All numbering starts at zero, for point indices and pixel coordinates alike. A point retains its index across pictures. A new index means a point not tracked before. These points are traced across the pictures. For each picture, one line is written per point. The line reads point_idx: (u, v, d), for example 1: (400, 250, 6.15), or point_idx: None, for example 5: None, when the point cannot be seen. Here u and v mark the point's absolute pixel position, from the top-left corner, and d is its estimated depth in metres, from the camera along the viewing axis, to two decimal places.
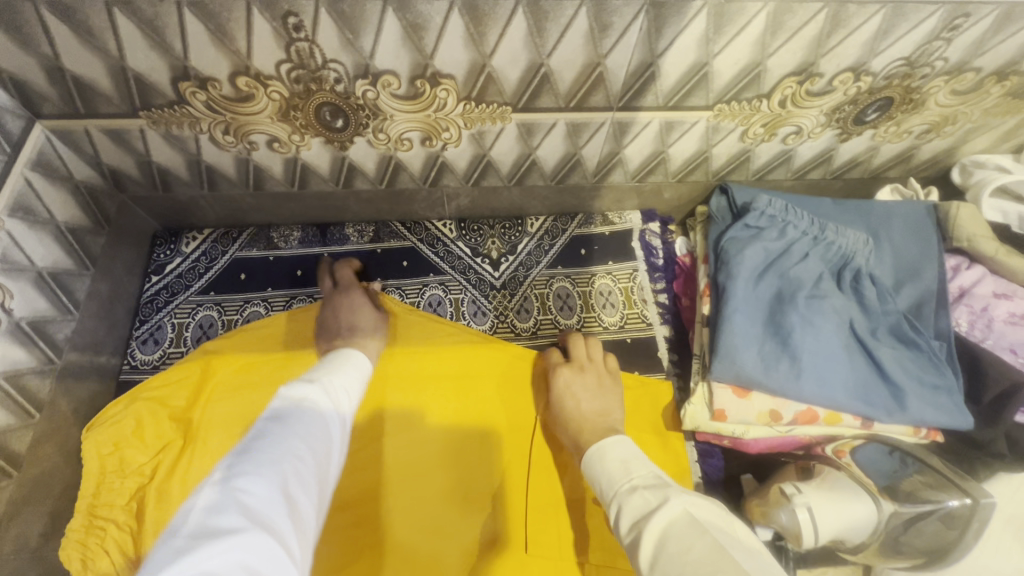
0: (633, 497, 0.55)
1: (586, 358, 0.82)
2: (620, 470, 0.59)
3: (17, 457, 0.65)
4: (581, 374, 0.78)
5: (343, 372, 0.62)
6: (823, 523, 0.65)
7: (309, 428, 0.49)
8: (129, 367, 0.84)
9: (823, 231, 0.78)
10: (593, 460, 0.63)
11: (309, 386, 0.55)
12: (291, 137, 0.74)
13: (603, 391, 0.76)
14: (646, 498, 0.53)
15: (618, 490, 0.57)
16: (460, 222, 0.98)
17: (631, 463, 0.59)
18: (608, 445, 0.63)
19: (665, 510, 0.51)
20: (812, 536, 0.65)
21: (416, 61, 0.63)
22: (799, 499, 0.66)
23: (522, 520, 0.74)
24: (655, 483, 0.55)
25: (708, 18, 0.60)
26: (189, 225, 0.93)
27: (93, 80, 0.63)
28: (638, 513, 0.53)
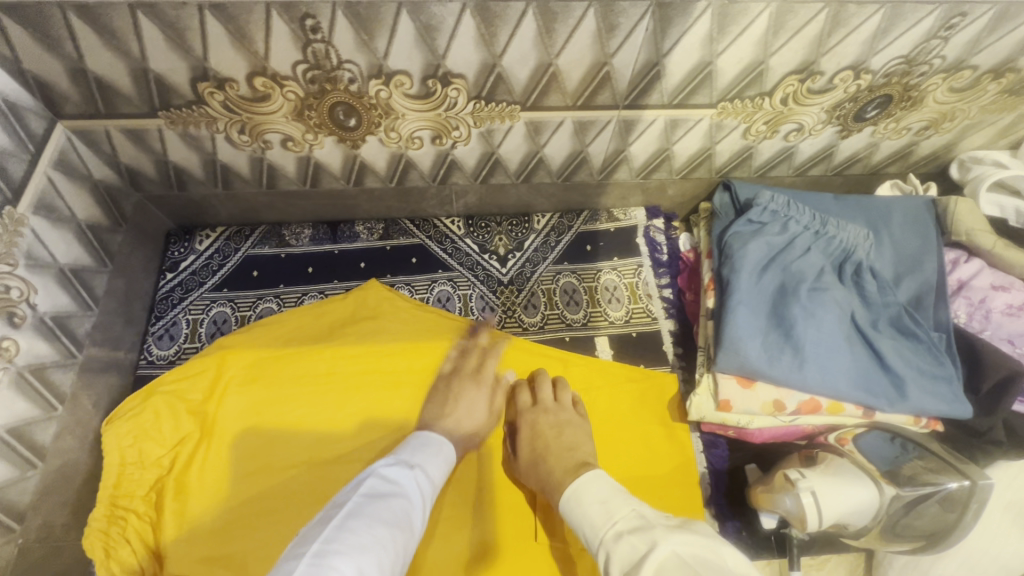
0: (620, 544, 0.53)
1: (552, 399, 0.82)
2: (602, 512, 0.58)
3: (43, 448, 0.66)
4: (544, 415, 0.79)
5: (426, 451, 0.68)
6: (828, 507, 0.67)
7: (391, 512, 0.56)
8: (145, 362, 0.86)
9: (824, 226, 0.80)
10: (571, 506, 0.62)
11: (403, 471, 0.63)
12: (305, 136, 0.76)
13: (567, 426, 0.77)
14: (633, 545, 0.52)
15: (603, 538, 0.55)
16: (468, 219, 1.00)
17: (611, 505, 0.58)
18: (581, 490, 0.62)
19: (652, 558, 0.49)
20: (817, 521, 0.67)
21: (428, 61, 0.65)
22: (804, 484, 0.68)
23: (508, 527, 0.77)
24: (639, 524, 0.54)
25: (713, 18, 0.62)
26: (202, 223, 0.95)
27: (115, 81, 0.65)
28: (627, 561, 0.51)
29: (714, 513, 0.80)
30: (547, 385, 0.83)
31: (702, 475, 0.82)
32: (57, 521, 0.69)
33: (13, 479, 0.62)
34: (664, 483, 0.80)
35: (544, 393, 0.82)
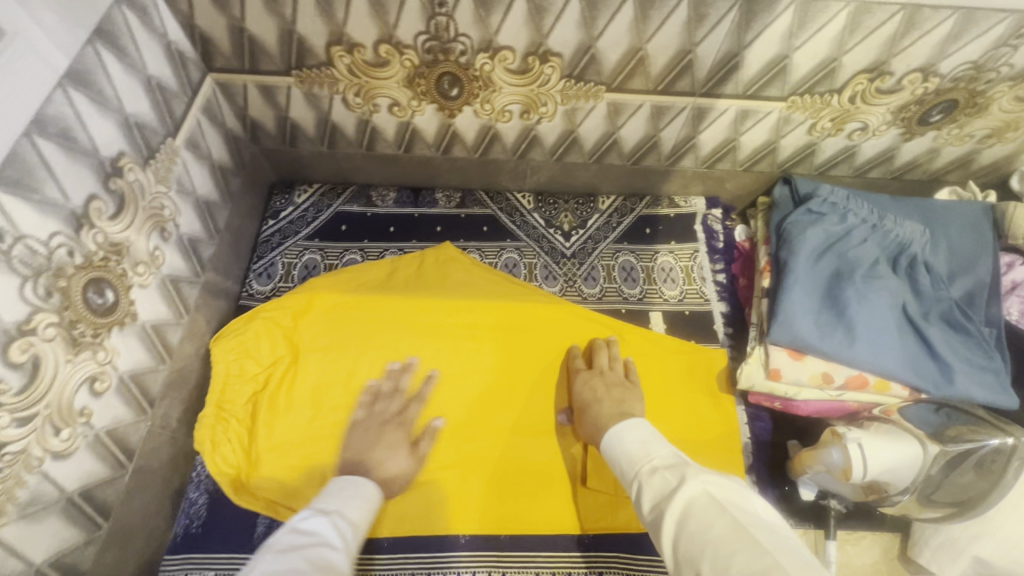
0: (654, 476, 0.60)
1: (608, 366, 0.87)
2: (641, 450, 0.65)
3: (171, 348, 0.77)
4: (598, 377, 0.84)
5: (349, 500, 0.68)
6: (872, 458, 0.69)
7: (320, 556, 0.55)
8: (246, 295, 0.96)
9: (882, 220, 0.84)
10: (611, 443, 0.69)
11: (322, 520, 0.61)
12: (410, 102, 0.86)
13: (622, 387, 0.82)
14: (666, 478, 0.58)
15: (639, 470, 0.62)
16: (537, 196, 1.08)
17: (650, 445, 0.65)
18: (626, 429, 0.69)
19: (684, 492, 0.55)
20: (862, 470, 0.69)
21: (533, 38, 0.73)
22: (850, 436, 0.71)
23: (548, 469, 0.86)
24: (674, 463, 0.60)
25: (795, 13, 0.68)
26: (301, 179, 1.06)
27: (265, 41, 0.76)
28: (658, 493, 0.57)
29: (755, 480, 0.84)
30: (600, 354, 0.88)
31: (745, 445, 0.86)
32: (174, 415, 0.79)
33: (151, 368, 0.72)
34: (709, 446, 0.85)
35: (600, 361, 0.87)
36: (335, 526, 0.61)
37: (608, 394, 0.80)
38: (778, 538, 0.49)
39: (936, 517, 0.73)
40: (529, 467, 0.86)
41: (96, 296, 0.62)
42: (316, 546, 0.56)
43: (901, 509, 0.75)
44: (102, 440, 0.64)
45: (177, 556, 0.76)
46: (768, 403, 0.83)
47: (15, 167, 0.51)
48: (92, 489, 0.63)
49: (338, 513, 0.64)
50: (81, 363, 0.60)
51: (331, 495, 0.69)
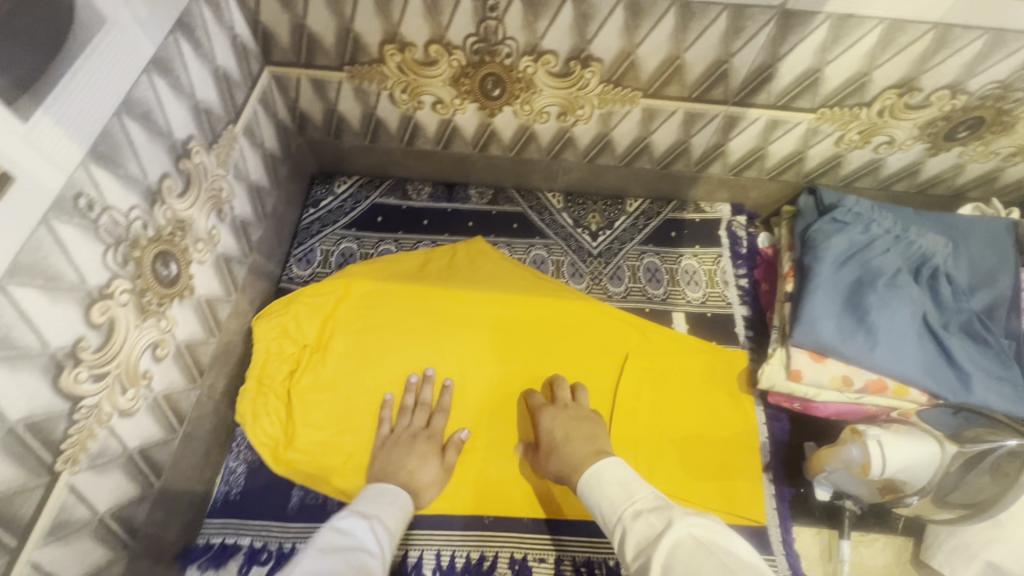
0: (637, 521, 0.60)
1: (569, 400, 0.86)
2: (621, 492, 0.65)
3: (220, 323, 0.81)
4: (563, 411, 0.83)
5: (384, 505, 0.70)
6: (893, 457, 0.71)
7: (356, 564, 0.57)
8: (286, 279, 1.01)
9: (905, 231, 0.87)
10: (589, 482, 0.68)
11: (359, 525, 0.64)
12: (453, 100, 0.90)
13: (588, 421, 0.81)
14: (651, 523, 0.59)
15: (622, 514, 0.62)
16: (567, 196, 1.11)
17: (631, 486, 0.65)
18: (603, 468, 0.68)
19: (668, 537, 0.55)
20: (881, 468, 0.71)
21: (576, 44, 0.77)
22: (872, 435, 0.73)
23: None
24: (657, 506, 0.61)
25: (830, 28, 0.72)
26: (341, 170, 1.10)
27: (323, 38, 0.81)
28: (644, 539, 0.58)
29: (771, 478, 0.86)
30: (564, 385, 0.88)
31: (762, 444, 0.89)
32: (219, 387, 0.83)
33: (203, 340, 0.76)
34: (727, 443, 0.87)
35: (562, 395, 0.87)
36: (373, 532, 0.63)
37: (577, 430, 0.79)
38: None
39: (948, 519, 0.76)
40: None
41: (162, 268, 0.66)
42: (351, 550, 0.59)
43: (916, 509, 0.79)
44: (159, 404, 0.68)
45: (217, 520, 0.81)
46: (787, 404, 0.85)
47: (106, 144, 0.55)
48: (149, 449, 0.67)
49: (376, 518, 0.67)
50: (146, 329, 0.64)
51: (367, 496, 0.72)
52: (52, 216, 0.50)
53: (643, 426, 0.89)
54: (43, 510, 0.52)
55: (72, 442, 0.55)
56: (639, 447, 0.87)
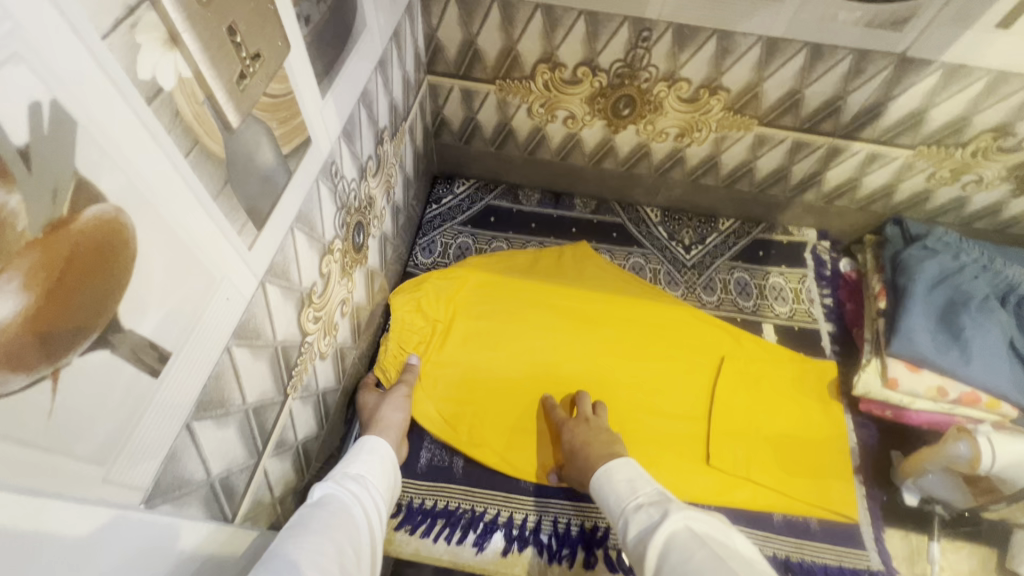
0: (638, 513, 0.68)
1: (590, 413, 0.91)
2: (627, 487, 0.73)
3: (374, 294, 0.91)
4: (585, 423, 0.88)
5: (363, 458, 0.74)
6: (1002, 451, 0.76)
7: (342, 509, 0.61)
8: (410, 265, 1.11)
9: (992, 262, 0.95)
10: (602, 480, 0.76)
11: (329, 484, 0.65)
12: (584, 116, 1.01)
13: (608, 430, 0.87)
14: (649, 514, 0.66)
15: (625, 507, 0.70)
16: (663, 211, 1.21)
17: (636, 482, 0.73)
18: (613, 468, 0.77)
19: (664, 526, 0.63)
20: (990, 461, 0.76)
21: (711, 74, 0.89)
22: (981, 432, 0.79)
23: (673, 448, 0.93)
24: (657, 500, 0.68)
25: (941, 76, 0.82)
26: (461, 173, 1.22)
27: (486, 54, 0.93)
28: (642, 527, 0.66)
29: (862, 480, 0.92)
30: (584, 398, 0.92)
31: (852, 449, 0.95)
32: (363, 351, 0.92)
33: (364, 306, 0.86)
34: (819, 445, 0.94)
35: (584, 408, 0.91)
36: (344, 485, 0.66)
37: (594, 438, 0.85)
38: (748, 567, 0.55)
39: None
40: (656, 443, 0.94)
41: (356, 236, 0.76)
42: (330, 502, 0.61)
43: (1005, 513, 0.85)
44: (337, 355, 0.78)
45: None
46: (880, 411, 0.92)
47: (350, 125, 0.67)
48: (326, 393, 0.76)
49: (349, 474, 0.69)
50: (341, 287, 0.74)
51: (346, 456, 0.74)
52: (320, 177, 0.61)
53: (737, 422, 0.95)
54: (276, 424, 0.61)
55: (297, 369, 0.64)
56: (735, 441, 0.94)
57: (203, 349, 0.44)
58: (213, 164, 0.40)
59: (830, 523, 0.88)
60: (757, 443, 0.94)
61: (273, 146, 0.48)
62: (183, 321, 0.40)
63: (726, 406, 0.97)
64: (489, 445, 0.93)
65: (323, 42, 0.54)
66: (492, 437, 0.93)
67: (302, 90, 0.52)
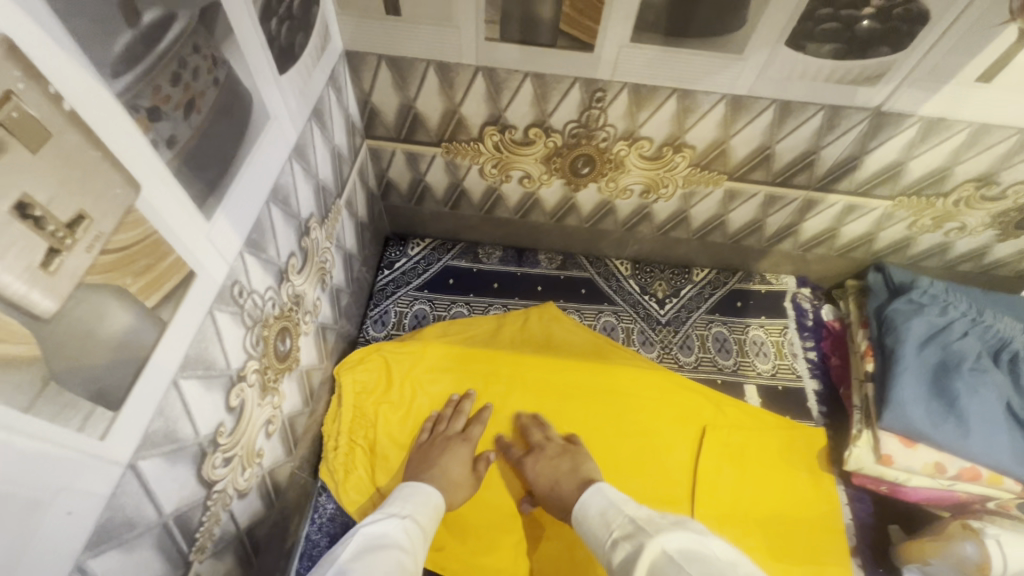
0: (617, 548, 0.62)
1: (545, 438, 0.87)
2: (603, 522, 0.67)
3: (311, 391, 0.82)
4: (543, 454, 0.83)
5: (413, 499, 0.73)
6: (1013, 557, 0.72)
7: (393, 559, 0.60)
8: (362, 340, 1.01)
9: (981, 314, 0.88)
10: (579, 516, 0.70)
11: (393, 521, 0.67)
12: (541, 175, 0.93)
13: (569, 453, 0.83)
14: (626, 548, 0.61)
15: (604, 542, 0.65)
16: (634, 263, 1.14)
17: (610, 513, 0.67)
18: (588, 499, 0.71)
19: (644, 557, 0.58)
20: (1001, 568, 0.72)
21: (674, 132, 0.81)
22: (989, 533, 0.74)
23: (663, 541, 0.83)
24: (633, 530, 0.63)
25: (919, 129, 0.76)
26: (415, 233, 1.13)
27: (427, 117, 0.84)
28: (625, 560, 0.60)
29: (860, 564, 0.85)
30: (531, 424, 0.88)
31: (847, 526, 0.88)
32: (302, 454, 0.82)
33: (299, 410, 0.77)
34: (811, 529, 0.86)
35: (534, 436, 0.87)
36: (401, 526, 0.66)
37: (557, 470, 0.80)
38: None
39: None
40: None
41: (281, 344, 0.67)
42: (389, 546, 0.62)
43: None
44: (266, 481, 0.68)
45: None
46: (875, 486, 0.87)
47: (257, 231, 0.57)
48: (253, 528, 0.67)
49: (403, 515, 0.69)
50: (263, 408, 0.64)
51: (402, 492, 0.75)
52: (215, 306, 0.51)
53: (723, 501, 0.87)
54: None
55: (203, 529, 0.54)
56: (722, 524, 0.86)
57: None
58: (21, 369, 0.31)
59: None
60: (748, 524, 0.86)
61: (131, 306, 0.39)
62: None
63: (711, 485, 0.88)
64: (456, 554, 0.82)
65: (200, 159, 0.45)
66: (462, 545, 0.83)
67: (174, 225, 0.43)
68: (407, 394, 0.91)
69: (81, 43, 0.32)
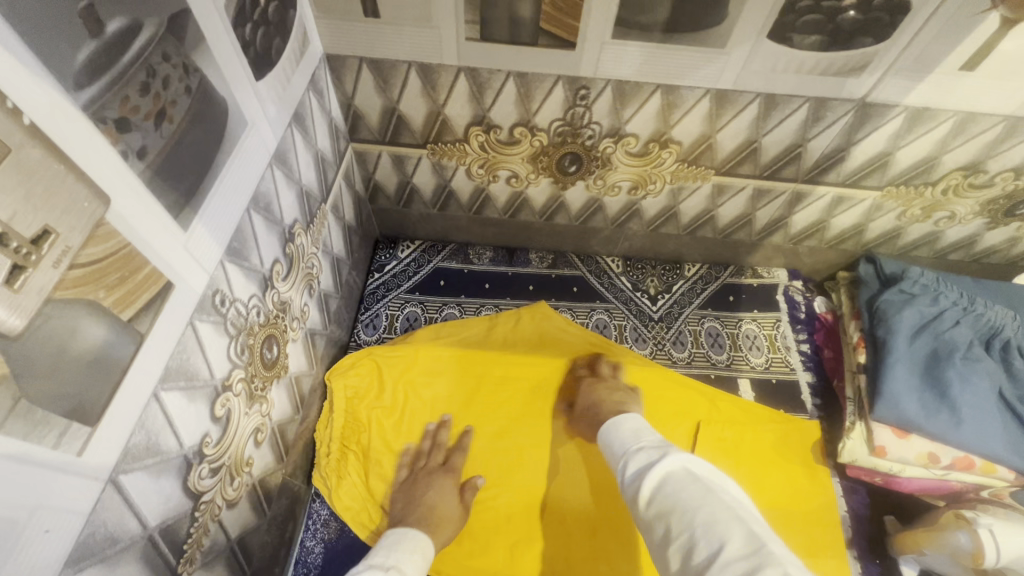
0: (639, 455, 0.58)
1: (612, 375, 0.90)
2: (632, 437, 0.63)
3: (302, 398, 0.81)
4: (597, 381, 0.87)
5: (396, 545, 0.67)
6: (1008, 547, 0.70)
7: None
8: (354, 345, 1.01)
9: (972, 303, 0.87)
10: (609, 430, 0.67)
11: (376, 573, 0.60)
12: (529, 174, 0.92)
13: (624, 389, 0.85)
14: (648, 453, 0.57)
15: (625, 450, 0.61)
16: (625, 260, 1.13)
17: (641, 433, 0.63)
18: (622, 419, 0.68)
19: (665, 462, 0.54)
20: (996, 557, 0.70)
21: (659, 128, 0.81)
22: (982, 522, 0.73)
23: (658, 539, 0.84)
24: (660, 446, 0.59)
25: (905, 119, 0.76)
26: (405, 235, 1.13)
27: (411, 119, 0.84)
28: (640, 463, 0.56)
29: (856, 555, 0.85)
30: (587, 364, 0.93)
31: (842, 518, 0.88)
32: (294, 461, 0.82)
33: (289, 417, 0.77)
34: (806, 518, 0.86)
35: (602, 370, 0.91)
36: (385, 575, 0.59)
37: (605, 395, 0.83)
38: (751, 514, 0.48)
39: None
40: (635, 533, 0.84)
41: (267, 351, 0.66)
42: None
43: None
44: (256, 489, 0.68)
45: None
46: (869, 478, 0.87)
47: (238, 240, 0.56)
48: (244, 536, 0.67)
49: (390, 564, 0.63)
50: (251, 417, 0.64)
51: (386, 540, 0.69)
52: (196, 316, 0.50)
53: None
54: None
55: (191, 541, 0.54)
56: None
57: None
58: None
59: None
60: None
61: (105, 321, 0.38)
62: None
63: None
64: (451, 559, 0.82)
65: (174, 169, 0.44)
66: (456, 549, 0.82)
67: (147, 237, 0.42)
68: (400, 399, 0.91)
69: (41, 57, 0.31)
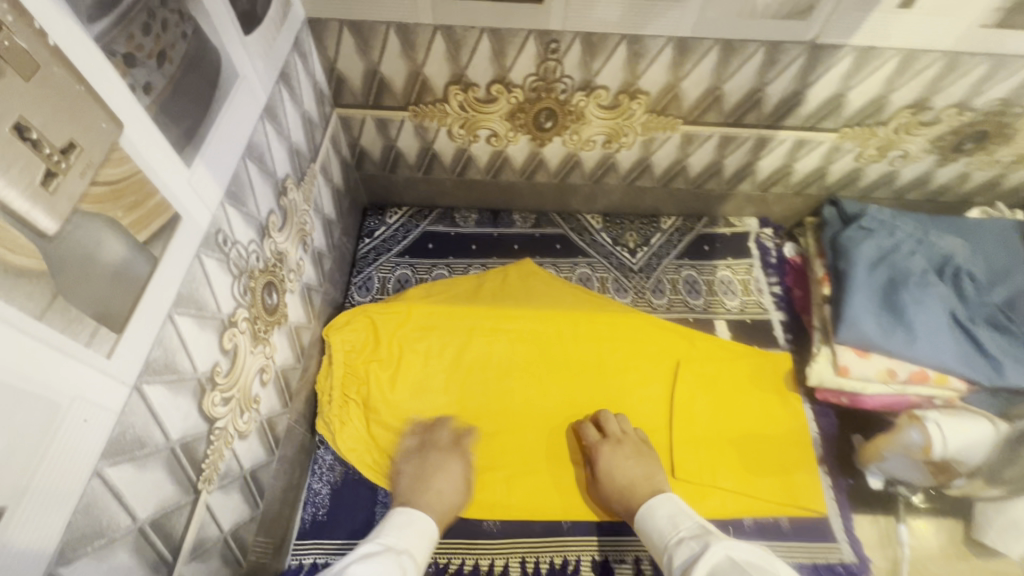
0: (682, 547, 0.69)
1: (620, 431, 0.88)
2: (669, 523, 0.74)
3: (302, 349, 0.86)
4: (618, 448, 0.85)
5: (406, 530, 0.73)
6: (950, 436, 0.82)
7: None
8: (348, 306, 1.06)
9: (925, 235, 0.95)
10: (644, 514, 0.77)
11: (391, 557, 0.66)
12: (507, 133, 0.97)
13: (642, 456, 0.85)
14: (692, 547, 0.68)
15: (668, 542, 0.71)
16: (604, 217, 1.18)
17: (678, 517, 0.74)
18: (657, 503, 0.77)
19: (709, 557, 0.64)
20: (941, 446, 0.82)
21: (628, 79, 0.86)
22: (928, 418, 0.84)
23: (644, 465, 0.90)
24: (698, 534, 0.70)
25: (853, 59, 0.81)
26: (392, 202, 1.17)
27: (392, 81, 0.88)
28: (686, 560, 0.67)
29: (826, 471, 0.92)
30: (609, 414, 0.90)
31: (814, 439, 0.94)
32: (297, 409, 0.86)
33: (292, 364, 0.81)
34: (780, 440, 0.93)
35: (613, 427, 0.89)
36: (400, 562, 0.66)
37: (634, 471, 0.83)
38: None
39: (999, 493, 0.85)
40: None
41: (268, 297, 0.71)
42: None
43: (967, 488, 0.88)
44: (264, 428, 0.73)
45: (306, 539, 0.83)
46: (836, 399, 0.92)
47: (235, 184, 0.60)
48: (256, 470, 0.72)
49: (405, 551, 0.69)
50: (256, 355, 0.68)
51: (394, 518, 0.75)
52: (202, 251, 0.55)
53: (699, 426, 0.93)
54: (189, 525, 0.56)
55: (209, 462, 0.58)
56: (699, 446, 0.92)
57: (57, 480, 0.38)
58: (33, 277, 0.35)
59: (800, 520, 0.87)
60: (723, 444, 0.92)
61: (124, 236, 0.43)
62: (14, 469, 0.35)
63: (688, 413, 0.94)
64: None
65: (175, 106, 0.48)
66: None
67: (154, 165, 0.46)
68: (396, 351, 0.96)
69: None
